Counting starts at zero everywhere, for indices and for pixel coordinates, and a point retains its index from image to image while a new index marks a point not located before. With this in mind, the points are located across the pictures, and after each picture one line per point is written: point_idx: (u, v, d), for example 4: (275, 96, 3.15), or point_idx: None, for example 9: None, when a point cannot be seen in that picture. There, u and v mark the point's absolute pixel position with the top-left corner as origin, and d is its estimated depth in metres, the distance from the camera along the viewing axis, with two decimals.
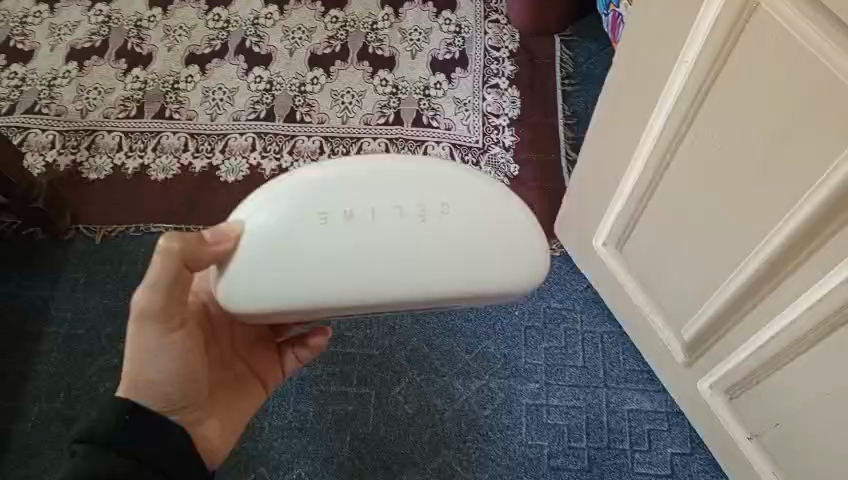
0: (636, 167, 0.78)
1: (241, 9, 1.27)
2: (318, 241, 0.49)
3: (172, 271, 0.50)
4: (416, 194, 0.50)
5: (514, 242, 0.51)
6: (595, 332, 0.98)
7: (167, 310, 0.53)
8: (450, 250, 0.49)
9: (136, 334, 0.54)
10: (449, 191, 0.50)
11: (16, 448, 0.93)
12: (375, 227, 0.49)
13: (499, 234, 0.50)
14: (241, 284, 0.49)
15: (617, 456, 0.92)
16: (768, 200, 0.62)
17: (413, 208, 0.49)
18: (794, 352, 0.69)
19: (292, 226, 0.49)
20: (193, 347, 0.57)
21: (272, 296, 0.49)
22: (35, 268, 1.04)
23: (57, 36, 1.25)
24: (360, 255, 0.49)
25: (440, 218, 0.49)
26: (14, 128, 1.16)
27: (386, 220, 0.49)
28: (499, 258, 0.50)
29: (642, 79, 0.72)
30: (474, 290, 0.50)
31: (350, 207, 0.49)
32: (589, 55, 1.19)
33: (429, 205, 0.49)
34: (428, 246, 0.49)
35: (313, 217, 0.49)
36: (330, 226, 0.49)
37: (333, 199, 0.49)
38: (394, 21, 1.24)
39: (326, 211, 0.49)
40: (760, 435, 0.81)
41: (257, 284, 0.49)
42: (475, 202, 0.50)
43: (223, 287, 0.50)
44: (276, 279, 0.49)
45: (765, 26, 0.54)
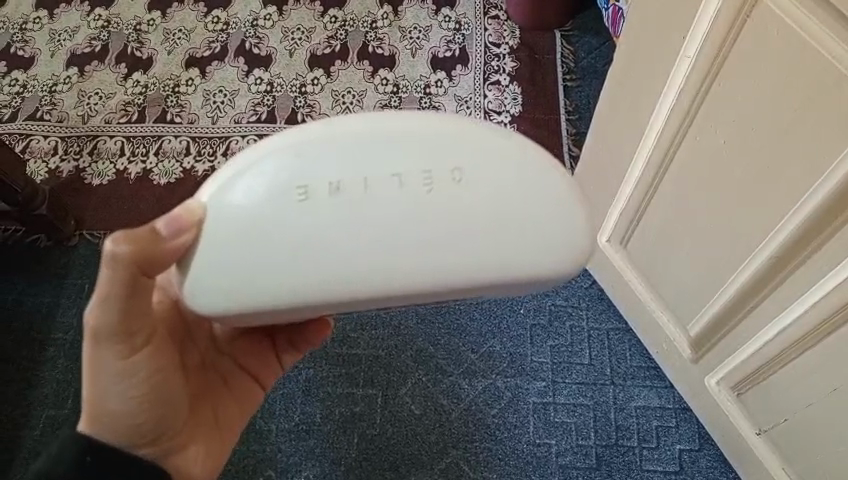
0: (640, 162, 0.78)
1: (239, 11, 1.27)
2: (300, 218, 0.42)
3: (125, 278, 0.45)
4: (413, 153, 0.43)
5: (539, 204, 0.44)
6: (601, 329, 0.98)
7: (125, 326, 0.48)
8: (460, 221, 0.42)
9: (93, 357, 0.50)
10: (455, 153, 0.43)
11: (27, 455, 0.94)
12: (370, 199, 0.42)
13: (522, 197, 0.43)
14: (210, 277, 0.42)
15: (625, 454, 0.91)
16: (775, 194, 0.61)
17: (414, 177, 0.43)
18: (802, 348, 0.69)
19: (268, 203, 0.42)
20: (161, 366, 0.52)
21: (251, 287, 0.42)
22: (41, 275, 1.05)
23: (56, 42, 1.25)
24: (354, 234, 0.42)
25: (449, 187, 0.43)
26: (17, 135, 1.16)
27: (379, 193, 0.42)
28: (520, 222, 0.43)
29: (643, 74, 0.71)
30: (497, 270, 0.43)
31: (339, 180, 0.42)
32: (590, 49, 1.18)
33: (433, 167, 0.43)
34: (436, 224, 0.42)
35: (292, 193, 0.42)
36: (312, 204, 0.42)
37: (316, 170, 0.42)
38: (394, 20, 1.23)
39: (305, 184, 0.42)
40: (769, 431, 0.80)
41: (229, 277, 0.42)
42: (488, 159, 0.44)
43: (187, 281, 0.43)
44: (254, 267, 0.42)
45: (766, 18, 0.54)
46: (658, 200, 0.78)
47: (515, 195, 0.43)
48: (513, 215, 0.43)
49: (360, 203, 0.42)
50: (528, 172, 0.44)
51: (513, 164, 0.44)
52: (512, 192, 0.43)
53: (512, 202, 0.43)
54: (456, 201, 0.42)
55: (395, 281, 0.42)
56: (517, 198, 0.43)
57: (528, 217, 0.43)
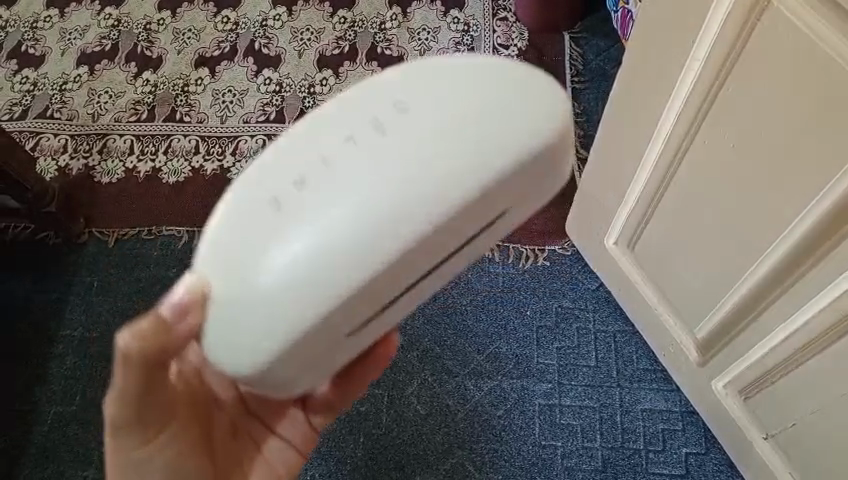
0: (648, 164, 0.78)
1: (249, 11, 1.27)
2: (278, 232, 0.38)
3: (138, 376, 0.43)
4: (367, 112, 0.39)
5: (517, 109, 0.39)
6: (607, 331, 0.98)
7: (142, 417, 0.46)
8: (430, 145, 0.38)
9: (111, 450, 0.47)
10: (395, 92, 0.40)
11: (35, 450, 0.94)
12: (339, 167, 0.38)
13: (493, 104, 0.39)
14: (228, 338, 0.39)
15: (631, 457, 0.91)
16: (784, 197, 0.61)
17: (366, 127, 0.39)
18: (810, 352, 0.68)
19: (239, 231, 0.38)
20: (182, 446, 0.50)
21: (273, 325, 0.38)
22: (49, 272, 1.05)
23: (67, 40, 1.26)
24: (335, 206, 0.37)
25: (401, 119, 0.39)
26: (27, 133, 1.17)
27: (345, 159, 0.38)
28: (507, 135, 0.38)
29: (652, 78, 0.71)
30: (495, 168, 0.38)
31: (309, 176, 0.38)
32: (598, 52, 1.18)
33: (389, 116, 0.39)
34: (413, 158, 0.37)
35: (261, 210, 0.38)
36: (287, 209, 0.38)
37: (279, 179, 0.39)
38: (402, 21, 1.24)
39: (274, 195, 0.38)
40: (776, 435, 0.80)
41: (249, 333, 0.38)
42: (439, 90, 0.40)
43: (218, 360, 0.40)
44: (261, 306, 0.38)
45: (777, 21, 0.53)
46: (666, 203, 0.78)
47: (486, 110, 0.39)
48: (493, 131, 0.38)
49: (333, 181, 0.38)
50: (489, 80, 0.40)
51: (465, 81, 0.40)
52: (481, 108, 0.39)
53: (465, 102, 0.39)
54: (420, 135, 0.38)
55: (410, 247, 0.38)
56: (491, 113, 0.39)
57: (509, 120, 0.39)
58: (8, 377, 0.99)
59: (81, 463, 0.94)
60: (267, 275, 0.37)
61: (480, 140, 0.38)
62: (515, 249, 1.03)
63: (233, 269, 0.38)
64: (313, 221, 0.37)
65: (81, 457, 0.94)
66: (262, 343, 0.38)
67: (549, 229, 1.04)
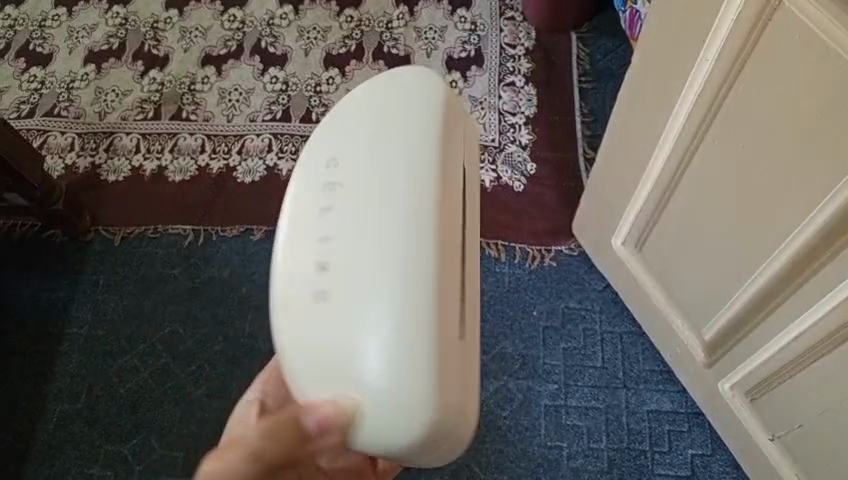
0: (656, 164, 0.77)
1: (256, 10, 1.27)
2: (335, 316, 0.37)
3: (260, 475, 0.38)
4: (315, 178, 0.41)
5: (390, 84, 0.42)
6: (614, 331, 0.98)
7: None
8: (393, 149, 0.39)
9: None
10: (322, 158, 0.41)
11: (40, 447, 0.95)
12: (347, 217, 0.38)
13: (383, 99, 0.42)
14: (399, 433, 0.37)
15: (637, 458, 0.91)
16: (793, 198, 0.61)
17: (332, 188, 0.39)
18: (818, 354, 0.68)
19: (305, 342, 0.38)
20: None
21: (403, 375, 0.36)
22: (55, 271, 1.05)
23: (75, 39, 1.26)
24: (364, 238, 0.37)
25: (346, 161, 0.40)
26: (35, 131, 1.17)
27: (339, 216, 0.38)
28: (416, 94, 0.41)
29: (660, 78, 0.71)
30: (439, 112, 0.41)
31: (334, 251, 0.38)
32: (606, 51, 1.18)
33: (336, 170, 0.40)
34: (381, 162, 0.39)
35: (307, 307, 0.38)
36: (328, 289, 0.37)
37: (308, 281, 0.38)
38: (409, 20, 1.23)
39: (309, 290, 0.38)
40: (783, 437, 0.79)
41: (414, 410, 0.36)
42: (337, 133, 0.42)
43: (404, 449, 0.37)
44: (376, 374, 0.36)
45: (788, 20, 0.53)
46: (674, 203, 0.78)
47: (380, 103, 0.41)
48: (404, 111, 0.41)
49: (351, 237, 0.37)
50: (354, 93, 0.43)
51: (341, 113, 0.43)
52: (375, 106, 0.41)
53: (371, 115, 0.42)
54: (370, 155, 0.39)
55: (444, 216, 0.37)
56: (384, 104, 0.41)
57: (397, 89, 0.42)
58: (13, 374, 0.99)
59: (86, 461, 0.94)
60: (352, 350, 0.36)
61: (409, 120, 0.40)
62: (521, 249, 1.03)
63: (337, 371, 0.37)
64: (356, 276, 0.37)
65: (86, 455, 0.94)
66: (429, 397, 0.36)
67: (555, 229, 1.04)
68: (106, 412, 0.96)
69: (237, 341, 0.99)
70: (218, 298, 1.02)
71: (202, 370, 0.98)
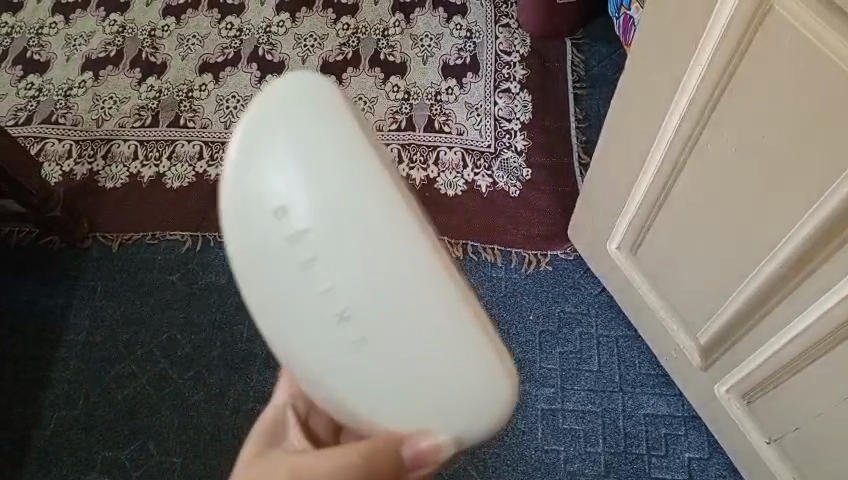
0: (650, 168, 0.78)
1: (253, 18, 1.28)
2: (376, 366, 0.41)
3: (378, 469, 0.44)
4: (273, 240, 0.40)
5: (285, 112, 0.40)
6: (610, 335, 0.98)
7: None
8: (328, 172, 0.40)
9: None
10: (263, 223, 0.40)
11: (37, 453, 0.95)
12: (334, 263, 0.40)
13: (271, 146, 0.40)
14: (468, 408, 0.42)
15: (633, 461, 0.91)
16: (787, 200, 0.61)
17: (298, 243, 0.40)
18: (813, 356, 0.68)
19: (353, 385, 0.42)
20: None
21: (460, 381, 0.41)
22: (53, 277, 1.05)
23: (72, 46, 1.27)
24: (364, 271, 0.40)
25: (292, 213, 0.40)
26: (32, 138, 1.17)
27: (325, 267, 0.40)
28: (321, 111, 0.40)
29: (654, 84, 0.72)
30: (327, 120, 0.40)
31: (345, 297, 0.40)
32: (600, 58, 1.19)
33: (294, 223, 0.40)
34: (324, 192, 0.39)
35: (343, 355, 0.42)
36: (354, 333, 0.41)
37: (336, 339, 0.41)
38: (405, 28, 1.24)
39: (334, 343, 0.41)
40: (779, 440, 0.80)
41: (481, 387, 0.41)
42: (266, 189, 0.40)
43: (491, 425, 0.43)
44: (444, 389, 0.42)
45: (779, 24, 0.54)
46: (669, 207, 0.78)
47: (289, 137, 0.40)
48: (322, 132, 0.40)
49: (353, 279, 0.40)
50: (251, 143, 0.41)
51: (254, 166, 0.40)
52: (286, 141, 0.40)
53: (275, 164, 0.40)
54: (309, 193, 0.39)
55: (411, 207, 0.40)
56: (294, 136, 0.40)
57: (293, 111, 0.40)
58: (10, 381, 0.99)
59: (84, 467, 0.94)
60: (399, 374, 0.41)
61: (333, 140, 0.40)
62: (517, 254, 1.03)
63: (410, 405, 0.42)
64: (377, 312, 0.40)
65: (83, 461, 0.94)
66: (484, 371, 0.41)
67: (551, 234, 1.05)
68: (104, 419, 0.96)
69: (234, 347, 0.99)
70: (215, 304, 1.02)
71: (199, 375, 0.98)
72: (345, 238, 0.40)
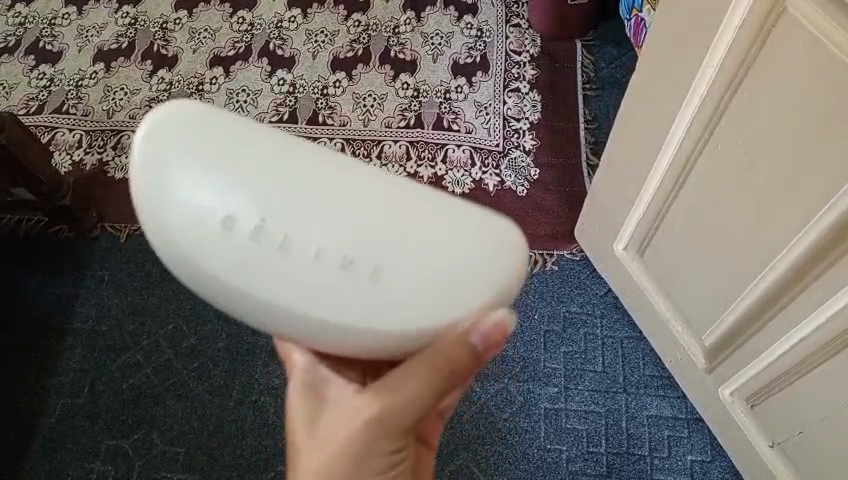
0: (659, 170, 0.78)
1: (264, 13, 1.28)
2: (400, 295, 0.39)
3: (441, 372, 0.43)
4: (241, 235, 0.39)
5: (168, 148, 0.40)
6: (615, 336, 0.98)
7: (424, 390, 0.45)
8: (243, 140, 0.40)
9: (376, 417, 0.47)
10: (228, 229, 0.39)
11: (42, 441, 0.95)
12: (302, 214, 0.38)
13: (176, 174, 0.39)
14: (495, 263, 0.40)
15: (636, 462, 0.91)
16: (797, 202, 0.61)
17: (263, 222, 0.38)
18: (818, 360, 0.68)
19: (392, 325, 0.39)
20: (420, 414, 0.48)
21: (467, 252, 0.40)
22: (60, 266, 1.06)
23: (84, 38, 1.28)
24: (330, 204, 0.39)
25: (243, 194, 0.38)
26: (43, 127, 1.18)
27: (294, 229, 0.38)
28: (192, 127, 0.40)
29: (665, 84, 0.72)
30: (201, 116, 0.41)
31: (330, 249, 0.38)
32: (610, 59, 1.19)
33: (248, 223, 0.38)
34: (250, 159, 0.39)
35: (360, 303, 0.39)
36: (363, 275, 0.39)
37: (348, 292, 0.39)
38: (416, 25, 1.25)
39: (346, 295, 0.39)
40: (783, 443, 0.80)
41: (487, 239, 0.40)
42: (205, 217, 0.39)
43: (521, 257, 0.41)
44: (464, 266, 0.40)
45: (793, 26, 0.54)
46: (676, 210, 0.79)
47: (186, 148, 0.40)
48: (207, 124, 0.40)
49: (328, 221, 0.39)
50: (160, 182, 0.40)
51: (183, 201, 0.39)
52: (184, 167, 0.39)
53: (195, 181, 0.39)
54: (242, 167, 0.39)
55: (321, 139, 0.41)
56: (186, 163, 0.39)
57: (167, 147, 0.40)
58: (16, 368, 1.00)
59: (88, 455, 0.94)
60: (422, 294, 0.39)
61: (221, 130, 0.40)
62: None
63: (458, 299, 0.40)
64: (363, 247, 0.39)
65: (87, 449, 0.94)
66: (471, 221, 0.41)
67: (557, 233, 1.05)
68: (108, 408, 0.97)
69: (240, 339, 1.00)
70: None
71: (204, 367, 0.98)
72: (293, 195, 0.39)
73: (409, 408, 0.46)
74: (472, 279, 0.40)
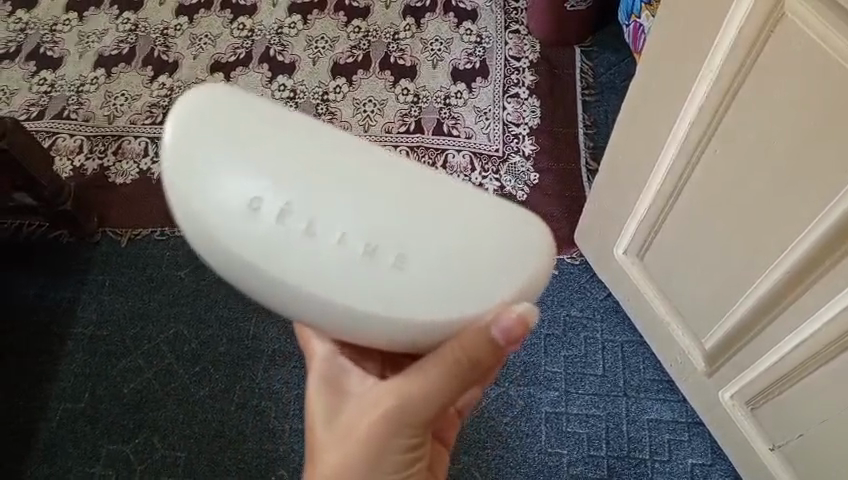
0: (660, 173, 0.79)
1: (264, 19, 1.29)
2: (423, 283, 0.39)
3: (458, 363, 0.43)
4: (266, 220, 0.39)
5: (191, 134, 0.40)
6: (615, 340, 0.99)
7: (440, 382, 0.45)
8: (267, 126, 0.40)
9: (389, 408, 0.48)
10: (255, 215, 0.39)
11: (43, 446, 0.95)
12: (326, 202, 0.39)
13: (201, 161, 0.40)
14: (518, 251, 0.41)
15: (636, 466, 0.92)
16: (797, 206, 0.62)
17: (289, 207, 0.39)
18: (817, 362, 0.69)
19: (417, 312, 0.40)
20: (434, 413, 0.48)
21: (489, 242, 0.40)
22: (61, 271, 1.06)
23: (85, 43, 1.28)
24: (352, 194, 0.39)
25: (269, 181, 0.39)
26: (44, 133, 1.18)
27: (318, 216, 0.39)
28: (210, 116, 0.41)
29: (665, 89, 0.72)
30: (225, 100, 0.41)
31: (353, 238, 0.39)
32: (609, 65, 1.20)
33: (274, 207, 0.39)
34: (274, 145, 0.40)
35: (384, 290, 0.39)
36: (384, 263, 0.39)
37: (371, 278, 0.39)
38: (416, 31, 1.25)
39: (369, 283, 0.39)
40: (783, 446, 0.80)
41: (508, 229, 0.41)
42: (229, 204, 0.39)
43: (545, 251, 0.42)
44: (488, 255, 0.40)
45: (791, 30, 0.54)
46: (676, 214, 0.79)
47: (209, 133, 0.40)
48: (230, 108, 0.41)
49: (352, 210, 0.39)
50: (186, 169, 0.40)
51: (210, 187, 0.39)
52: (210, 155, 0.40)
53: (220, 167, 0.40)
54: (267, 153, 0.40)
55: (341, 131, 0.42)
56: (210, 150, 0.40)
57: (188, 137, 0.40)
58: (16, 374, 1.00)
59: (88, 460, 0.94)
60: (442, 287, 0.40)
61: (239, 118, 0.41)
62: None
63: (483, 288, 0.40)
64: (384, 237, 0.39)
65: (88, 453, 0.94)
66: (488, 212, 0.41)
67: (558, 238, 1.05)
68: (109, 412, 0.97)
69: (240, 343, 1.00)
70: (222, 301, 1.03)
71: (206, 370, 0.99)
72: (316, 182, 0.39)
73: (428, 401, 0.47)
74: (492, 270, 0.40)
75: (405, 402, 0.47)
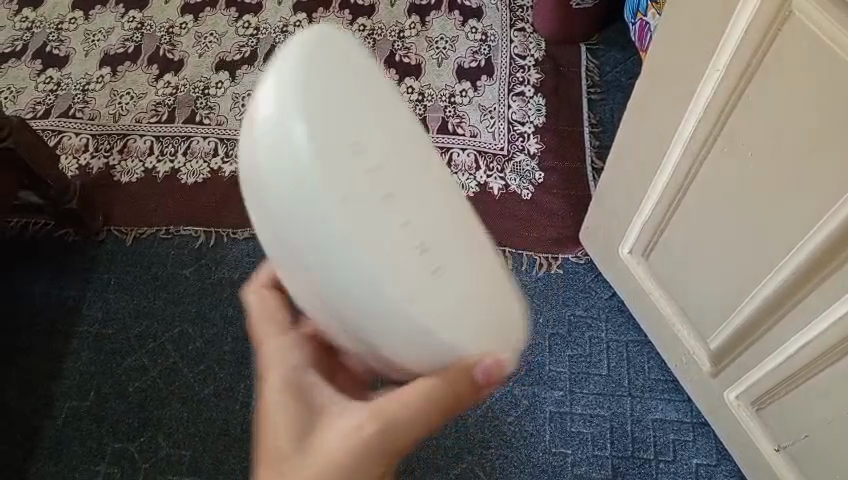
0: (665, 172, 0.78)
1: (270, 17, 1.29)
2: (450, 293, 0.41)
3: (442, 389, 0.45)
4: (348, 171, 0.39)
5: (319, 61, 0.41)
6: (620, 340, 0.98)
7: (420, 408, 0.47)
8: (380, 96, 0.42)
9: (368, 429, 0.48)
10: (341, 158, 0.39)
11: (49, 444, 0.95)
12: (405, 185, 0.40)
13: (321, 83, 0.40)
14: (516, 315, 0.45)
15: (641, 466, 0.91)
16: (803, 206, 0.61)
17: (378, 168, 0.39)
18: (823, 363, 0.68)
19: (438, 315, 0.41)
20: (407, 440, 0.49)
21: (504, 293, 0.44)
22: (67, 269, 1.07)
23: (91, 42, 1.28)
24: (428, 193, 0.42)
25: (366, 139, 0.40)
26: (50, 131, 1.19)
27: (399, 192, 0.40)
28: (329, 57, 0.41)
29: (671, 88, 0.72)
30: (356, 55, 0.43)
31: (416, 225, 0.40)
32: (615, 64, 1.19)
33: (363, 162, 0.39)
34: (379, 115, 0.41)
35: (419, 283, 0.40)
36: (434, 261, 0.40)
37: (416, 269, 0.40)
38: (421, 29, 1.25)
39: (411, 273, 0.40)
40: (788, 447, 0.80)
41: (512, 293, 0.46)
42: (322, 133, 0.39)
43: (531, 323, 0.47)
44: (501, 305, 0.44)
45: (798, 30, 0.54)
46: (682, 213, 0.79)
47: (333, 70, 0.41)
48: (358, 62, 0.42)
49: (422, 204, 0.41)
50: (296, 85, 0.40)
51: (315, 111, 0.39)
52: (327, 87, 0.40)
53: (333, 99, 0.40)
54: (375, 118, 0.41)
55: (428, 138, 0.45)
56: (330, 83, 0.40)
57: (314, 61, 0.41)
58: (22, 371, 1.00)
59: (94, 457, 0.94)
60: (467, 301, 0.42)
61: (362, 77, 0.42)
62: (528, 257, 1.04)
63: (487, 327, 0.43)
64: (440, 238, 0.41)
65: (94, 451, 0.95)
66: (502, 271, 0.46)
67: (563, 237, 1.05)
68: (115, 410, 0.97)
69: (245, 342, 1.00)
70: (227, 300, 1.03)
71: (211, 369, 0.99)
72: (401, 164, 0.41)
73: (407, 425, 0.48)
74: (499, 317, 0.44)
75: (385, 424, 0.48)
